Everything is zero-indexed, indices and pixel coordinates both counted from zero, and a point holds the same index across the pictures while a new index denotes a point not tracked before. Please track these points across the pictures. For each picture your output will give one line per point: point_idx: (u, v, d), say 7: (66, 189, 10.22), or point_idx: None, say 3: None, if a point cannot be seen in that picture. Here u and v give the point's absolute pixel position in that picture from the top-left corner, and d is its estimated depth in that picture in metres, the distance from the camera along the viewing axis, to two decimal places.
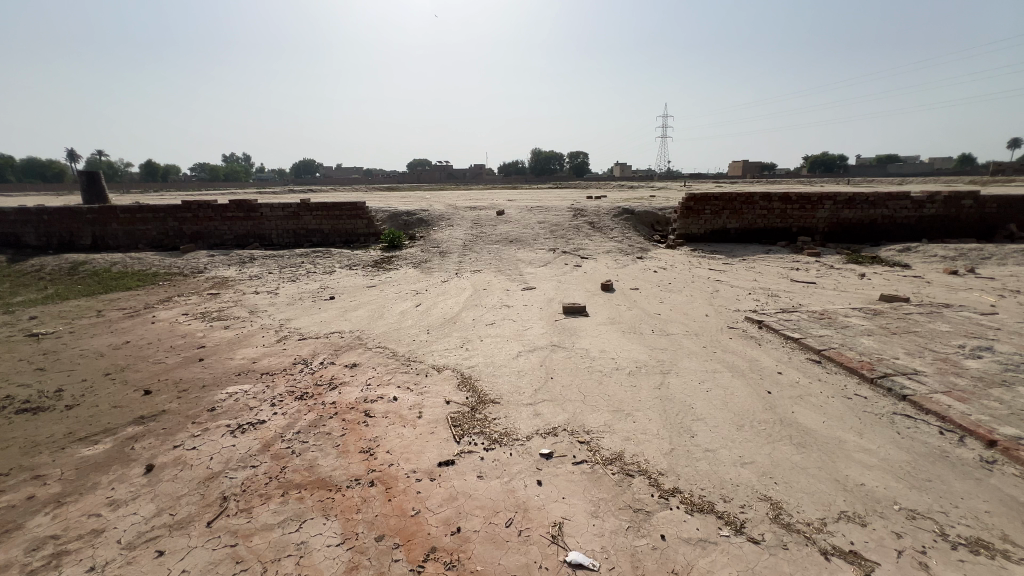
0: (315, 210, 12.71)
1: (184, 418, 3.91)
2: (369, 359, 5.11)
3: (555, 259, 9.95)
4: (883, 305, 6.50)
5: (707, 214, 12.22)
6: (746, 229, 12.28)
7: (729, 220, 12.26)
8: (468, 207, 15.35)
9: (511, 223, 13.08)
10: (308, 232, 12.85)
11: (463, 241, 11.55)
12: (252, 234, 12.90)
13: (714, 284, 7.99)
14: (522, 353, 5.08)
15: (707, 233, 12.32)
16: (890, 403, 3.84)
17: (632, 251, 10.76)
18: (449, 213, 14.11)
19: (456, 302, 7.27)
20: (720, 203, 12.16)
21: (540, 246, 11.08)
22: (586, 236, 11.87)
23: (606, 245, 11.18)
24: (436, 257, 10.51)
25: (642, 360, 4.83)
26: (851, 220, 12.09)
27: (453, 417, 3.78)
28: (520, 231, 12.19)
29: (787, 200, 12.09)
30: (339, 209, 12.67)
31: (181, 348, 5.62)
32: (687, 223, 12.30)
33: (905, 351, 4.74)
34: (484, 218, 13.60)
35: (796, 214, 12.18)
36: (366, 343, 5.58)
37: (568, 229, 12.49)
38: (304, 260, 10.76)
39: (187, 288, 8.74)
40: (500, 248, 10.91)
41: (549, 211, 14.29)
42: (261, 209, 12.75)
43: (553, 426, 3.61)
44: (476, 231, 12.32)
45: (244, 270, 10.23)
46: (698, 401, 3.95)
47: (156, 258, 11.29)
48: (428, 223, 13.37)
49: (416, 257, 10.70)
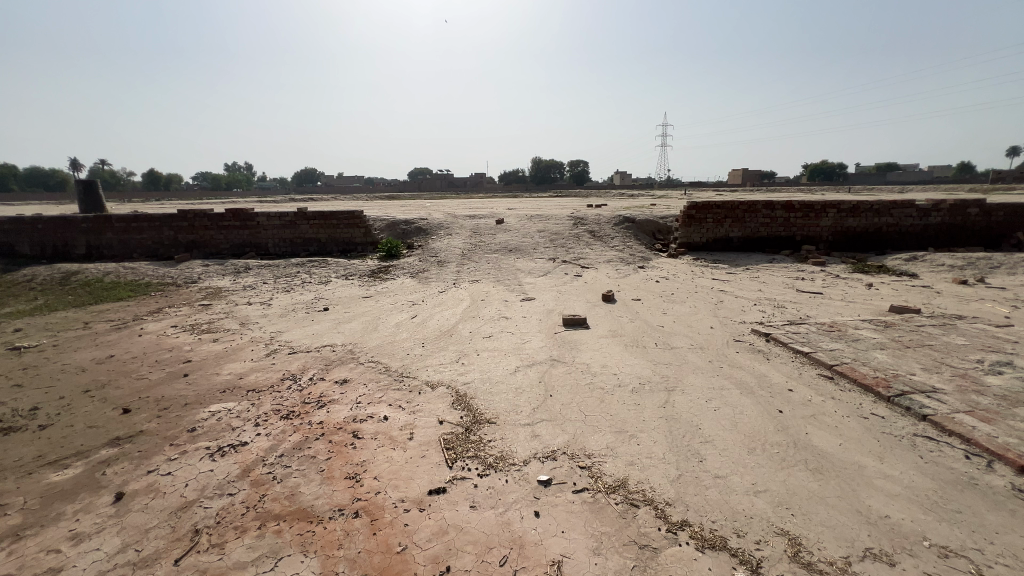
0: (312, 219, 12.56)
1: (160, 441, 3.69)
2: (361, 375, 4.90)
3: (555, 268, 9.76)
4: (893, 316, 6.29)
5: (709, 223, 12.04)
6: (749, 237, 12.10)
7: (731, 228, 12.08)
8: (468, 216, 15.22)
9: (511, 232, 12.92)
10: (305, 241, 12.69)
11: (462, 251, 11.37)
12: (248, 243, 12.74)
13: (718, 294, 7.79)
14: (520, 368, 4.86)
15: (709, 242, 12.15)
16: (909, 423, 3.62)
17: (633, 260, 10.58)
18: (448, 222, 13.95)
19: (453, 313, 7.07)
20: (722, 212, 11.99)
21: (540, 255, 10.89)
22: (587, 245, 11.69)
23: (606, 254, 10.98)
24: (434, 267, 10.33)
25: (645, 376, 4.61)
26: (855, 229, 11.91)
27: (446, 439, 3.57)
28: (520, 240, 12.02)
29: (790, 208, 11.93)
30: (336, 218, 12.52)
31: (166, 362, 5.41)
32: (689, 231, 12.13)
33: (921, 367, 4.53)
34: (483, 227, 13.44)
35: (800, 222, 12.00)
36: (358, 357, 5.37)
37: (569, 237, 12.31)
38: (300, 270, 10.58)
39: (179, 298, 8.55)
40: (499, 258, 10.72)
41: (549, 220, 14.13)
42: (258, 218, 12.60)
43: (552, 449, 3.39)
44: (475, 240, 12.14)
45: (238, 280, 10.05)
46: (705, 421, 3.73)
47: (149, 268, 11.12)
48: (426, 232, 13.21)
49: (414, 267, 10.52)
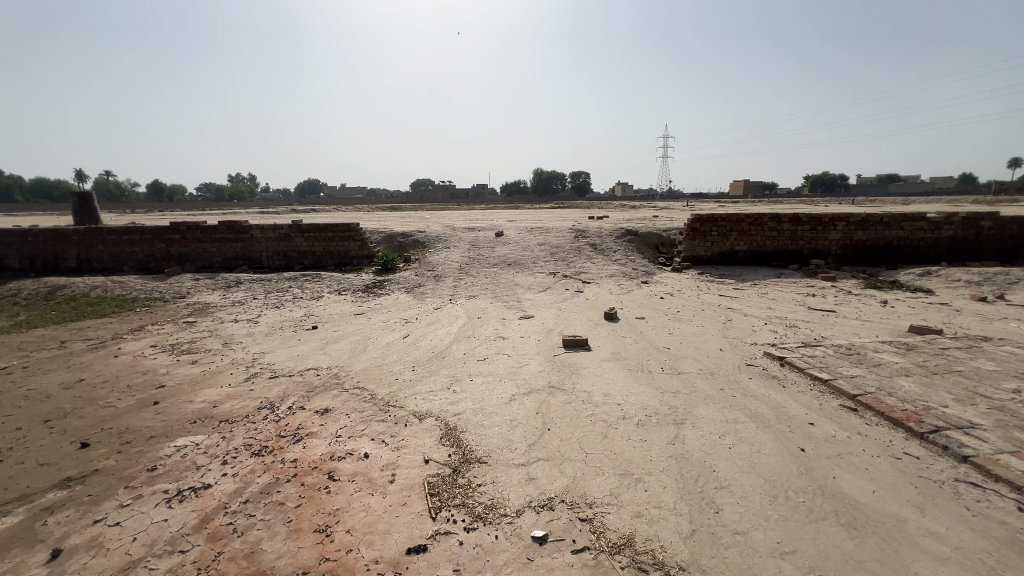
0: (307, 231, 12.28)
1: (115, 483, 3.33)
2: (344, 403, 4.54)
3: (555, 283, 9.43)
4: (914, 337, 5.91)
5: (714, 236, 11.72)
6: (755, 251, 11.76)
7: (737, 241, 11.75)
8: (467, 228, 14.93)
9: (510, 245, 12.61)
10: (299, 254, 12.40)
11: (459, 265, 11.06)
12: (241, 256, 12.45)
13: (726, 312, 7.43)
14: (516, 397, 4.50)
15: (714, 256, 11.81)
16: (949, 466, 3.23)
17: (636, 275, 10.23)
18: (447, 234, 13.65)
19: (447, 332, 6.72)
20: (727, 225, 11.67)
21: (540, 269, 10.57)
22: (588, 259, 11.37)
23: (608, 268, 10.65)
24: (431, 282, 10.00)
25: (651, 406, 4.24)
26: (865, 242, 11.57)
27: (430, 483, 3.20)
28: (519, 254, 11.70)
29: (797, 221, 11.61)
30: (331, 230, 12.24)
31: (137, 387, 5.06)
32: (693, 245, 11.80)
33: (953, 397, 4.15)
34: (482, 239, 13.15)
35: (807, 235, 11.66)
36: (343, 382, 5.02)
37: (569, 251, 12.00)
38: (292, 284, 10.27)
39: (163, 315, 8.23)
40: (497, 272, 10.39)
41: (550, 233, 13.83)
42: (251, 231, 12.33)
43: (549, 496, 3.02)
44: (473, 254, 11.83)
45: (228, 295, 9.73)
46: (720, 462, 3.36)
47: (138, 282, 10.83)
48: (424, 245, 12.92)
49: (410, 281, 10.20)
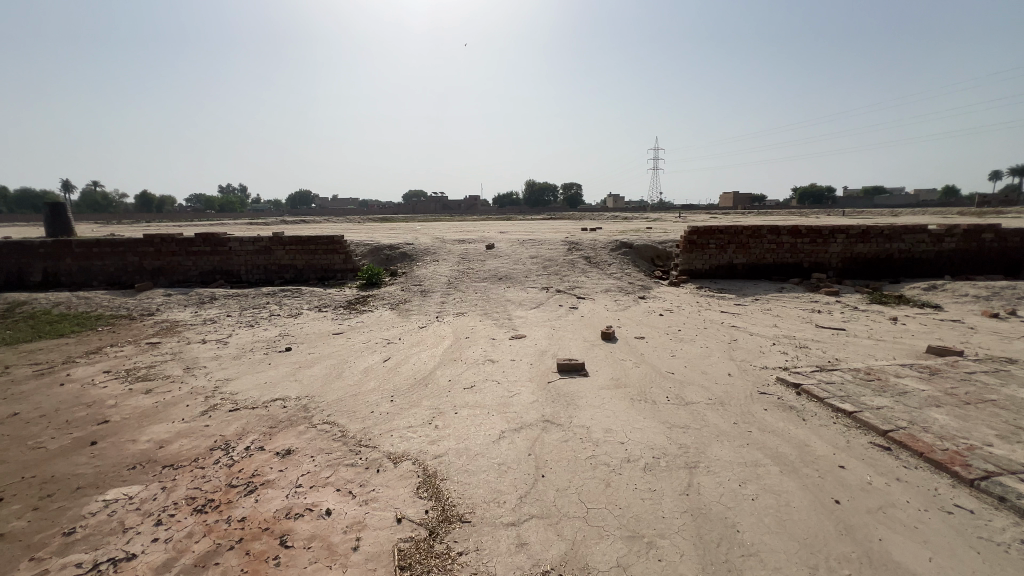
0: (289, 244, 11.73)
1: (19, 554, 2.76)
2: (310, 443, 3.99)
3: (548, 299, 8.96)
4: (935, 360, 5.49)
5: (711, 248, 11.35)
6: (754, 264, 11.40)
7: (735, 254, 11.38)
8: (456, 240, 14.46)
9: (501, 258, 12.14)
10: (280, 267, 11.83)
11: (448, 279, 10.56)
12: (218, 269, 11.86)
13: (730, 331, 7.00)
14: (506, 434, 3.98)
15: (712, 269, 11.43)
16: (1010, 523, 2.76)
17: (632, 290, 9.80)
18: (436, 247, 13.16)
19: (432, 354, 6.20)
20: (725, 237, 11.32)
21: (532, 283, 10.10)
22: (582, 273, 10.93)
23: (603, 283, 10.20)
24: (417, 297, 9.50)
25: (658, 445, 3.75)
26: (866, 255, 11.27)
27: (401, 551, 2.67)
28: (510, 267, 11.24)
29: (796, 233, 11.28)
30: (314, 243, 11.70)
31: (77, 422, 4.47)
32: (691, 258, 11.42)
33: (996, 433, 3.70)
34: (472, 252, 12.67)
35: (807, 248, 11.33)
36: (312, 416, 4.46)
37: (562, 264, 11.55)
38: (270, 300, 9.71)
39: (126, 335, 7.62)
40: (487, 287, 9.90)
41: (542, 245, 13.41)
42: (230, 243, 11.76)
43: (543, 570, 2.50)
44: (462, 267, 11.35)
45: (200, 312, 9.13)
46: (744, 520, 2.86)
47: (105, 297, 10.18)
48: (411, 258, 12.42)
49: (395, 297, 9.67)
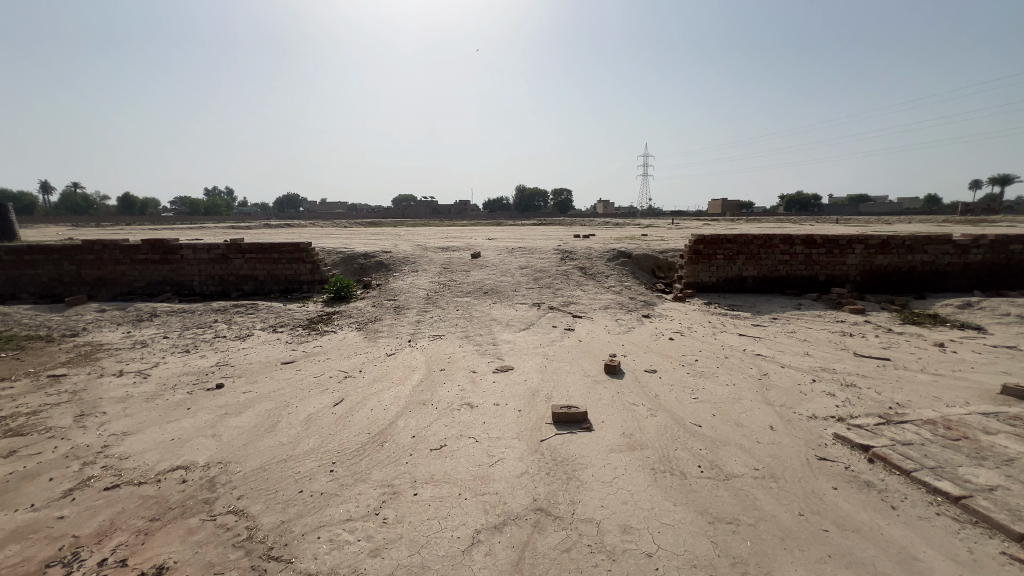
0: (248, 252, 10.45)
1: None
2: (199, 551, 2.76)
3: (539, 319, 7.79)
4: (1020, 406, 4.42)
5: (719, 259, 10.31)
6: (765, 276, 10.38)
7: (745, 266, 10.35)
8: (439, 247, 13.27)
9: (487, 268, 10.98)
10: (239, 278, 10.53)
11: (427, 293, 9.35)
12: (168, 280, 10.52)
13: (756, 361, 5.89)
14: (482, 537, 2.79)
15: (720, 282, 10.39)
16: None
17: (634, 307, 8.67)
18: (416, 256, 11.95)
19: (397, 395, 5.00)
20: (733, 247, 10.29)
21: (521, 298, 8.96)
22: (577, 286, 9.81)
23: (601, 299, 9.06)
24: (389, 316, 8.27)
25: (701, 558, 2.58)
26: (886, 268, 10.30)
27: None
28: (497, 280, 10.08)
29: (811, 242, 10.29)
30: (276, 251, 10.42)
31: None
32: (696, 270, 10.37)
33: None
34: (455, 262, 11.50)
35: (823, 259, 10.34)
36: (216, 501, 3.23)
37: (555, 275, 10.43)
38: (220, 317, 8.43)
39: (30, 364, 6.29)
40: (470, 303, 8.71)
41: (532, 254, 12.28)
42: (181, 251, 10.44)
43: None
44: (443, 279, 10.17)
45: (133, 333, 7.81)
46: None
47: (28, 313, 8.81)
48: (388, 268, 11.21)
49: (365, 314, 8.46)
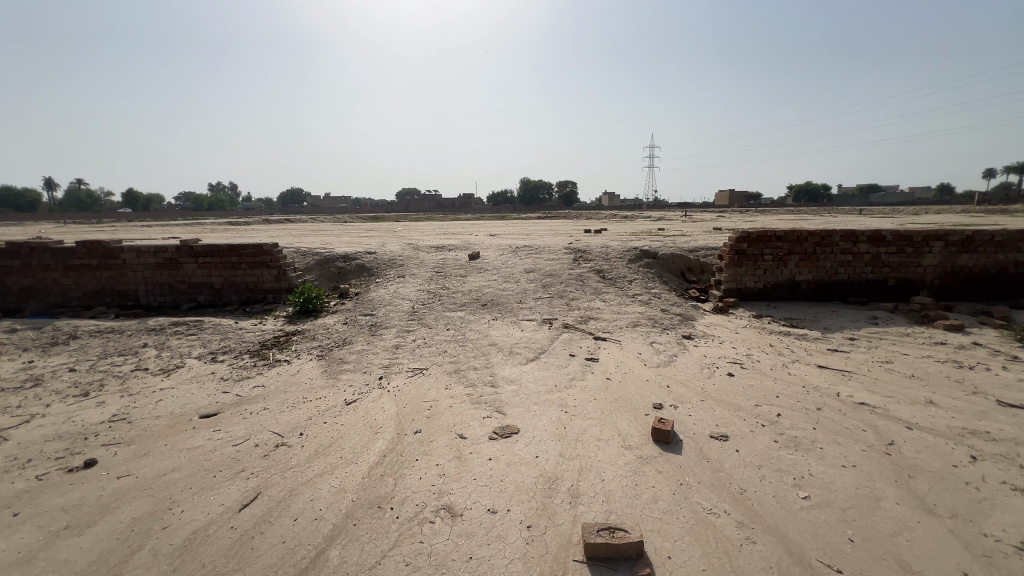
0: (202, 255, 8.76)
1: None
2: None
3: (551, 342, 6.07)
4: None
5: (766, 261, 8.56)
6: (822, 281, 8.61)
7: (797, 268, 8.59)
8: (432, 247, 11.54)
9: (487, 272, 9.26)
10: (191, 286, 8.86)
11: (411, 306, 7.64)
12: (109, 290, 8.87)
13: (864, 416, 4.13)
14: None
15: (767, 288, 8.63)
16: None
17: (670, 324, 6.92)
18: (404, 257, 10.22)
19: (342, 485, 3.30)
20: (784, 246, 8.55)
21: (527, 312, 7.25)
22: (595, 296, 8.08)
23: (627, 313, 7.31)
24: (361, 338, 6.56)
25: None
26: (969, 270, 8.48)
27: None
28: (498, 287, 8.36)
29: (878, 239, 8.51)
30: (236, 254, 8.75)
31: None
32: (739, 273, 8.61)
33: None
34: (449, 265, 9.77)
35: (892, 259, 8.55)
36: None
37: (568, 281, 8.69)
38: (152, 340, 6.76)
39: None
40: (464, 320, 6.99)
41: (540, 254, 10.54)
42: (122, 255, 8.78)
43: None
44: (433, 287, 8.46)
45: (34, 363, 6.14)
46: None
47: None
48: (370, 274, 9.50)
49: (332, 335, 6.76)
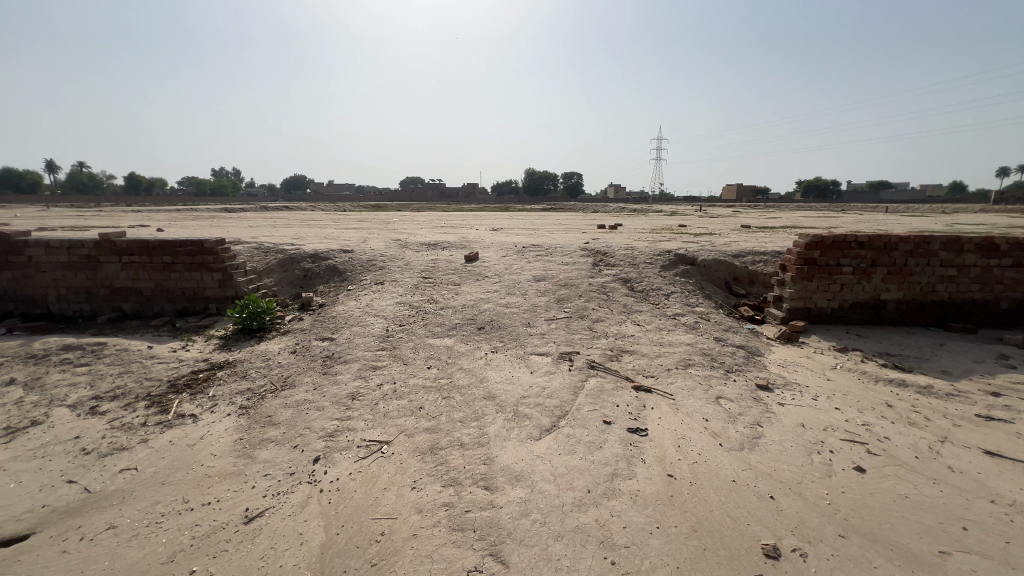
0: (126, 254, 6.95)
1: None
2: None
3: (574, 395, 4.23)
4: None
5: (844, 274, 6.68)
6: (914, 301, 6.73)
7: (883, 284, 6.71)
8: (422, 244, 9.68)
9: (486, 279, 7.41)
10: (114, 292, 7.05)
11: (385, 327, 5.80)
12: (11, 295, 7.07)
13: None
14: None
15: (843, 308, 6.76)
16: None
17: (733, 365, 5.05)
18: (386, 258, 8.36)
19: None
20: (868, 255, 6.67)
21: (537, 340, 5.41)
22: (625, 317, 6.23)
23: (672, 345, 5.44)
24: (307, 379, 4.71)
25: None
26: None
27: None
28: (500, 301, 6.50)
29: (989, 250, 6.61)
30: (168, 252, 6.92)
31: None
32: (808, 289, 6.73)
33: None
34: (440, 268, 7.91)
35: (1006, 275, 6.65)
36: None
37: (589, 295, 6.83)
38: (24, 372, 4.94)
39: None
40: (452, 352, 5.14)
41: (552, 256, 8.68)
42: (26, 251, 6.97)
43: None
44: (416, 300, 6.61)
45: None
46: None
47: None
48: (341, 279, 7.66)
49: (271, 371, 4.93)
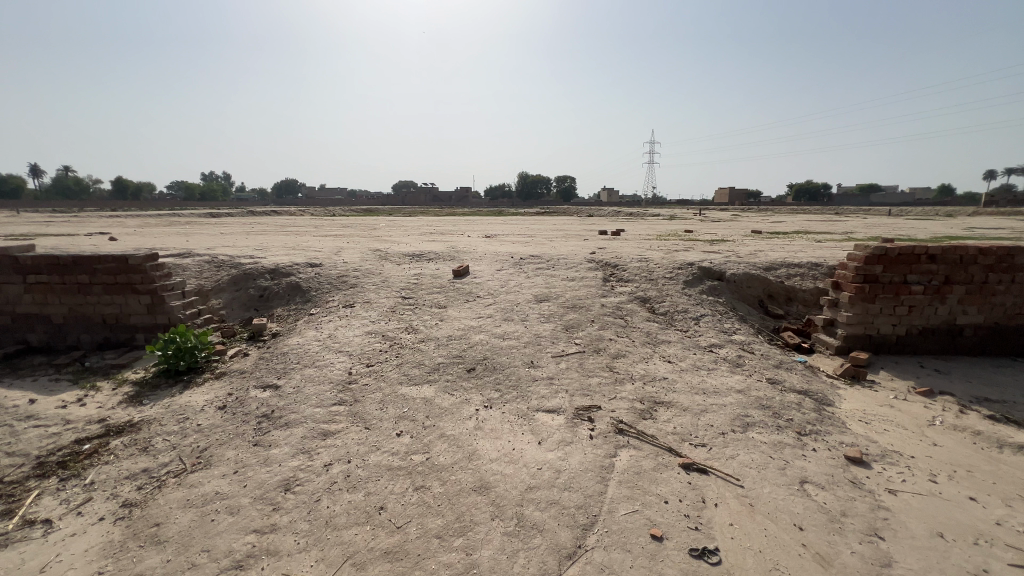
0: (31, 274, 5.60)
1: None
2: None
3: (601, 484, 2.96)
4: None
5: (913, 294, 5.48)
6: (996, 327, 5.55)
7: (959, 306, 5.51)
8: (405, 256, 8.38)
9: (478, 300, 6.12)
10: (19, 321, 5.70)
11: (347, 369, 4.50)
12: None
13: None
14: None
15: (911, 335, 5.56)
16: None
17: (805, 423, 3.81)
18: (359, 273, 7.05)
19: None
20: (941, 270, 5.48)
21: (543, 388, 4.14)
22: (651, 351, 4.97)
23: (719, 393, 4.18)
24: (228, 454, 3.40)
25: None
26: None
27: None
28: (494, 330, 5.22)
29: None
30: (83, 271, 5.58)
31: None
32: (870, 312, 5.52)
33: None
34: (423, 286, 6.61)
35: None
36: None
37: (603, 320, 5.57)
38: None
39: None
40: (432, 408, 3.84)
41: (555, 269, 7.43)
42: None
43: None
44: (390, 329, 5.32)
45: None
46: None
47: None
48: (303, 301, 6.35)
49: (184, 439, 3.62)
